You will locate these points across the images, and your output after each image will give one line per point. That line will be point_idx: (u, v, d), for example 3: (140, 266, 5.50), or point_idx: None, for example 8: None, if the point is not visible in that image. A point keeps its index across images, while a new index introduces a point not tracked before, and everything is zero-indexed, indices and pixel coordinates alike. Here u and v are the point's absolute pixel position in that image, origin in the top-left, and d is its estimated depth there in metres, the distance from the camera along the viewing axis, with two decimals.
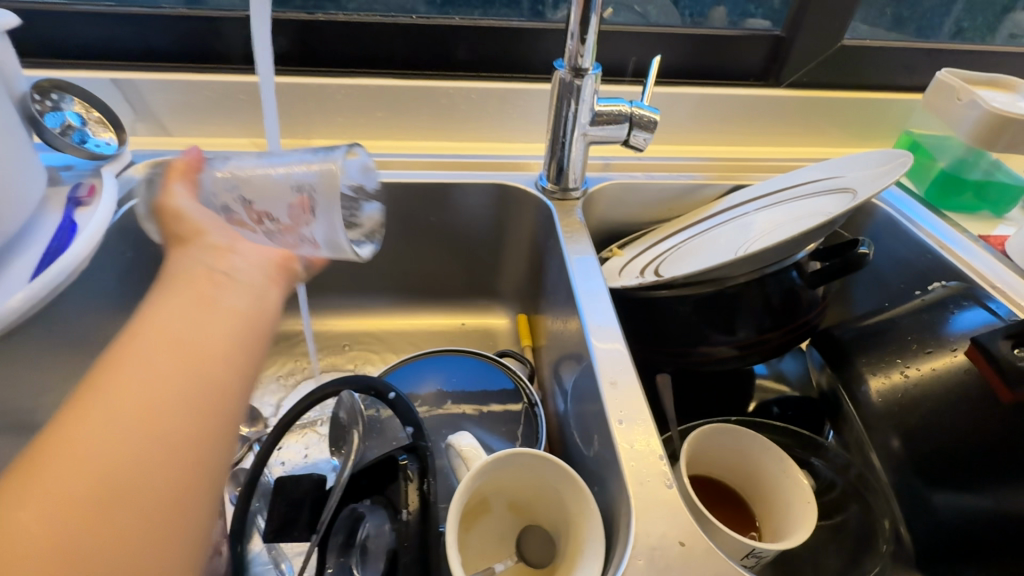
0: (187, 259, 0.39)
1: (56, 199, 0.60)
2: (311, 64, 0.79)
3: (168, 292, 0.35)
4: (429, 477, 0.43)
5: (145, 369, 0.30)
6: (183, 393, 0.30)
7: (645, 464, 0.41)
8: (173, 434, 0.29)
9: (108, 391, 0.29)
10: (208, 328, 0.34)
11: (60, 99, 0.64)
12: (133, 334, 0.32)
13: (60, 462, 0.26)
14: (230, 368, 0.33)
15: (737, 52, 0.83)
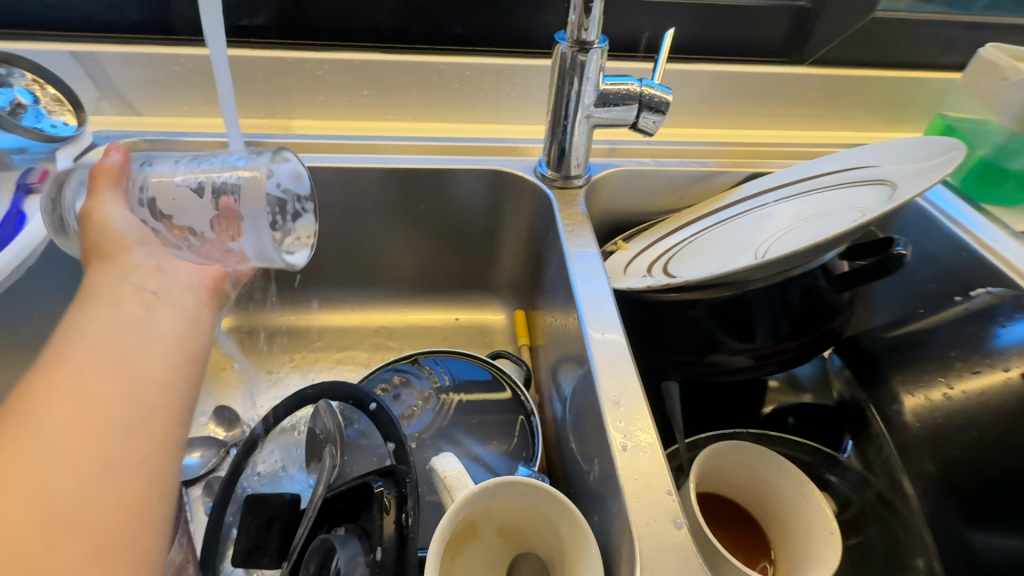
0: (112, 276, 0.39)
1: (4, 186, 0.54)
2: (290, 36, 0.72)
3: (88, 316, 0.35)
4: (407, 507, 0.38)
5: (73, 397, 0.31)
6: (119, 419, 0.31)
7: (652, 501, 0.36)
8: (117, 459, 0.30)
9: (35, 427, 0.29)
10: (139, 351, 0.35)
11: (9, 74, 0.58)
12: (54, 364, 0.32)
13: (5, 503, 0.27)
14: (166, 391, 0.34)
15: (757, 25, 0.75)
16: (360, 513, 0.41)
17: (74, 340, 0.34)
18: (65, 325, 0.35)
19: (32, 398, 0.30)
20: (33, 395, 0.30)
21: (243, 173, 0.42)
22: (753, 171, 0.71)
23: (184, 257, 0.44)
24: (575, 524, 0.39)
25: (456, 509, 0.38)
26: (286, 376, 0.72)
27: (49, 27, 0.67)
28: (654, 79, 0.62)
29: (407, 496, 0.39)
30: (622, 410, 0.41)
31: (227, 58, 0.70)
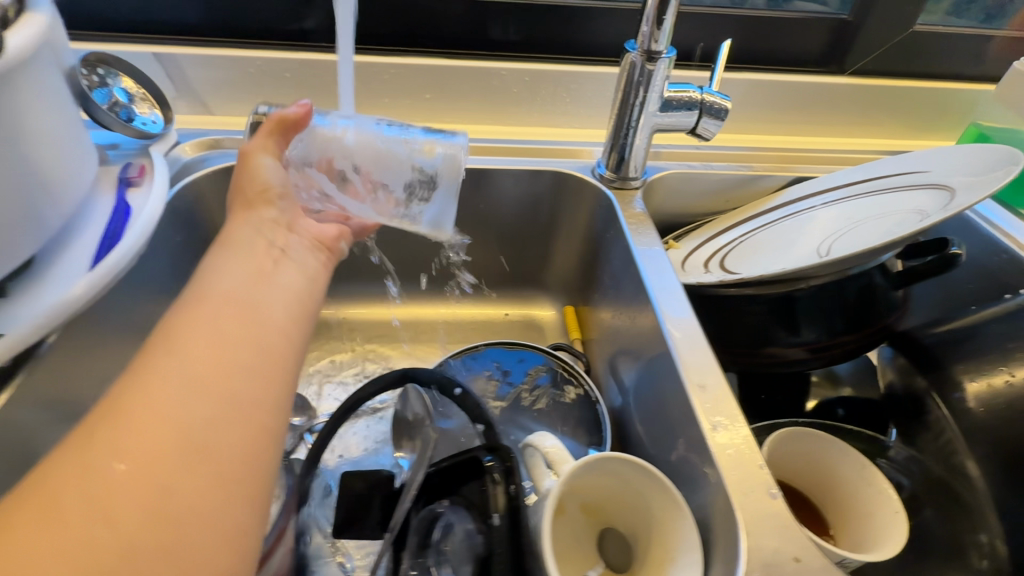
0: (246, 232, 0.41)
1: (107, 180, 0.57)
2: (359, 41, 0.76)
3: (226, 260, 0.38)
4: (515, 479, 0.41)
5: (212, 329, 0.32)
6: (248, 347, 0.32)
7: (749, 474, 0.39)
8: (237, 389, 0.30)
9: (183, 338, 0.31)
10: (267, 294, 0.36)
11: (108, 75, 0.61)
12: (199, 291, 0.34)
13: (144, 403, 0.27)
14: (284, 333, 0.35)
15: (801, 36, 0.79)
16: (465, 486, 0.44)
17: (214, 275, 0.36)
18: (207, 265, 0.38)
19: (179, 317, 0.32)
20: (182, 314, 0.32)
21: (441, 151, 0.50)
22: (797, 176, 0.76)
23: (364, 209, 0.52)
24: (666, 492, 0.42)
25: (563, 480, 0.41)
26: (349, 366, 0.75)
27: (134, 29, 0.71)
28: (707, 85, 0.64)
29: (514, 469, 0.42)
30: (710, 395, 0.44)
31: (300, 61, 0.73)
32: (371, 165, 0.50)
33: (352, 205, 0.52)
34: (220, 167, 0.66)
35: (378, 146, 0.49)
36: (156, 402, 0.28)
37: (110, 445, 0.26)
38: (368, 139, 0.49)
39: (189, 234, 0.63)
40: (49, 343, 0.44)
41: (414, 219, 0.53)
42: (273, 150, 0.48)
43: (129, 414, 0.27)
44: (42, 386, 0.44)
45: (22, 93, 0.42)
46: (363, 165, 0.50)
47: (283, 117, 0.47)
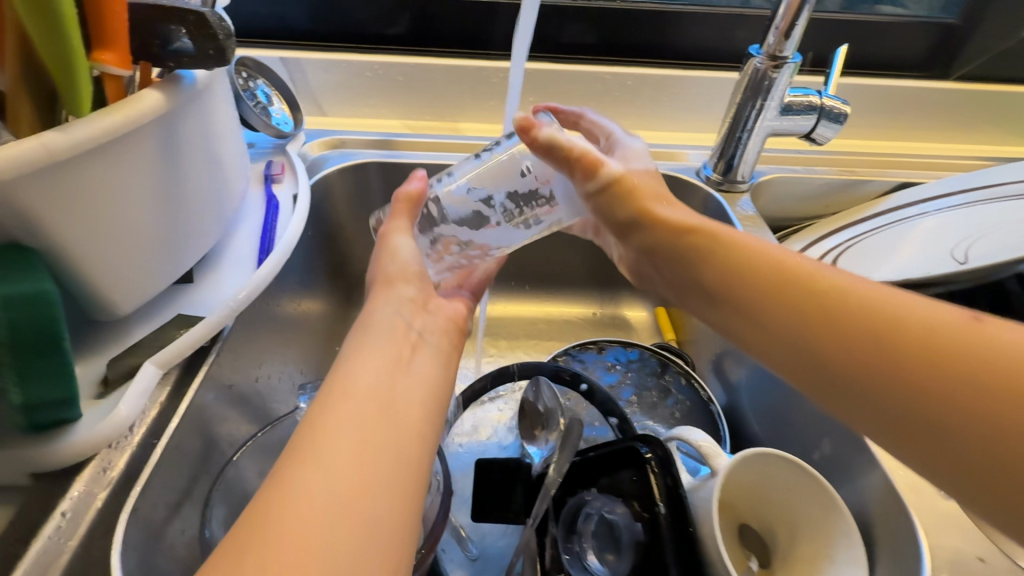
0: (382, 313, 0.39)
1: (254, 176, 0.61)
2: (468, 46, 0.79)
3: (363, 347, 0.36)
4: (671, 471, 0.44)
5: (355, 430, 0.30)
6: (387, 456, 0.30)
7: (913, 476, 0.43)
8: (371, 506, 0.28)
9: (327, 441, 0.29)
10: (406, 392, 0.34)
11: (251, 78, 0.66)
12: (341, 385, 0.32)
13: (283, 516, 0.26)
14: (416, 441, 0.32)
15: (908, 41, 0.78)
16: (618, 476, 0.46)
17: (355, 364, 0.34)
18: (348, 349, 0.36)
19: (324, 410, 0.31)
20: (329, 408, 0.31)
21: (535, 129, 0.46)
22: (902, 181, 0.75)
23: (509, 233, 0.47)
24: (809, 476, 0.42)
25: (725, 469, 0.42)
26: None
27: (263, 35, 0.76)
28: (823, 89, 0.65)
29: (672, 462, 0.44)
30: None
31: (413, 65, 0.76)
32: (491, 189, 0.45)
33: (496, 238, 0.47)
34: (346, 165, 0.69)
35: (489, 168, 0.45)
36: (299, 516, 0.26)
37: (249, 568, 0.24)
38: (475, 171, 0.45)
39: (317, 229, 0.67)
40: (228, 328, 0.47)
41: (551, 207, 0.47)
42: (409, 229, 0.45)
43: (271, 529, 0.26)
44: (225, 366, 0.47)
45: (219, 96, 0.46)
46: (485, 193, 0.45)
47: (405, 198, 0.45)
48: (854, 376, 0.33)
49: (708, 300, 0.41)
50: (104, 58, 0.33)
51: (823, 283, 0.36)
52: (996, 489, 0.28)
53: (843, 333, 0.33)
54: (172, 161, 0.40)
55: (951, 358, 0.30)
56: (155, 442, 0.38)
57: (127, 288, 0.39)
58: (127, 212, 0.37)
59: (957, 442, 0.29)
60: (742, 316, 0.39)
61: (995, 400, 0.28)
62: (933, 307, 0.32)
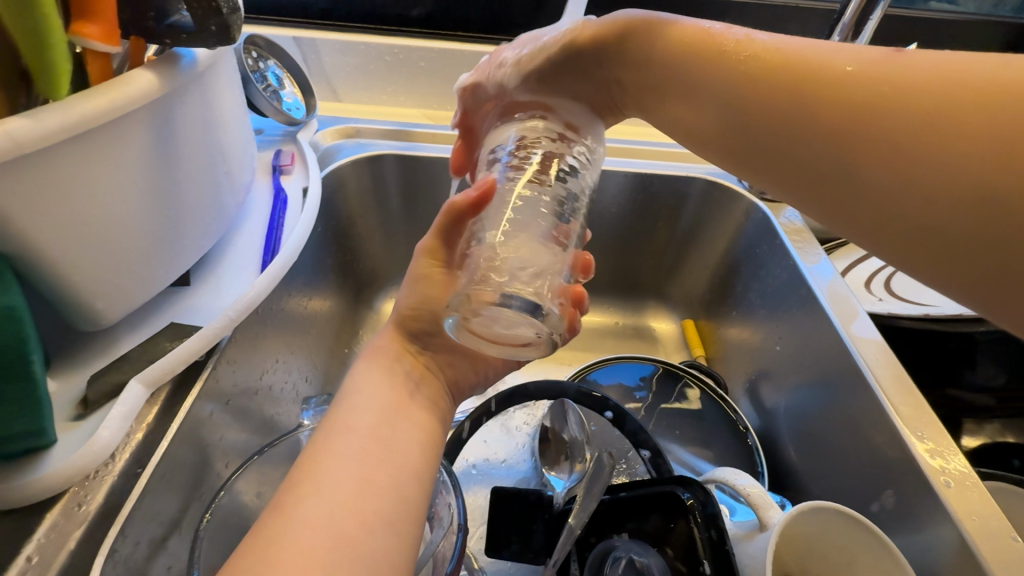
0: (361, 372, 0.38)
1: (261, 167, 0.56)
2: (495, 31, 0.73)
3: (344, 404, 0.35)
4: (717, 523, 0.39)
5: (352, 450, 0.32)
6: (364, 506, 0.30)
7: (1003, 547, 0.37)
8: (348, 546, 0.28)
9: (309, 496, 0.30)
10: (392, 436, 0.34)
11: (260, 58, 0.61)
12: (349, 412, 0.35)
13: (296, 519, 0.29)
14: (392, 474, 0.32)
15: (976, 42, 0.72)
16: (653, 524, 0.41)
17: (335, 424, 0.34)
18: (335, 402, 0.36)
19: (306, 472, 0.31)
20: (310, 467, 0.31)
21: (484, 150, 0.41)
22: None
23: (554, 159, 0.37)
24: (872, 535, 0.37)
25: (780, 526, 0.37)
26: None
27: (277, 12, 0.71)
28: None
29: (717, 510, 0.39)
30: (933, 448, 0.42)
31: (436, 50, 0.71)
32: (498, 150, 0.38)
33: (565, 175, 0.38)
34: (361, 157, 0.64)
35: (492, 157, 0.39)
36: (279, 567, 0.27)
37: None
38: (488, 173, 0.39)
39: (327, 225, 0.62)
40: (227, 339, 0.43)
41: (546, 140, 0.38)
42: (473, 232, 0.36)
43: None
44: (222, 380, 0.43)
45: (223, 78, 0.41)
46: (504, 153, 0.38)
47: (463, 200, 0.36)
48: (810, 134, 0.29)
49: (658, 98, 0.37)
50: (87, 31, 0.28)
51: (757, 71, 0.32)
52: (914, 233, 0.27)
53: (792, 124, 0.30)
54: (168, 155, 0.35)
55: (898, 129, 0.26)
56: (139, 473, 0.34)
57: (114, 295, 0.35)
58: (114, 212, 0.32)
59: (922, 205, 0.26)
60: (681, 95, 0.36)
61: (934, 120, 0.25)
62: (898, 66, 0.28)
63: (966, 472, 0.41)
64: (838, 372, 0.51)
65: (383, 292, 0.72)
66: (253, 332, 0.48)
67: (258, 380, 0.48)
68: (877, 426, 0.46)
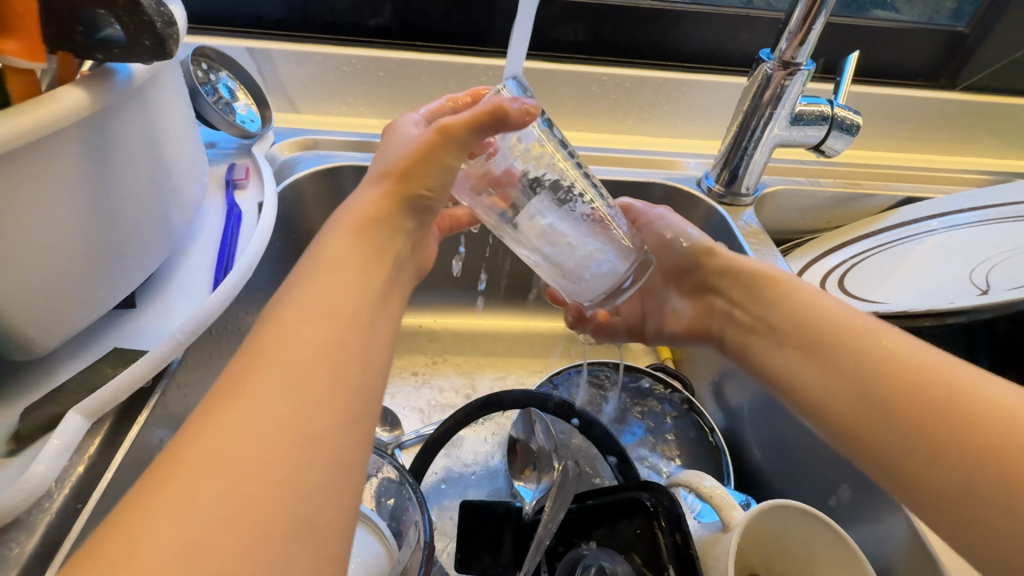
0: (331, 245, 0.31)
1: (213, 182, 0.55)
2: (453, 40, 0.73)
3: (307, 275, 0.28)
4: (681, 527, 0.39)
5: (304, 335, 0.25)
6: (330, 389, 0.24)
7: None
8: (310, 428, 0.23)
9: (259, 377, 0.23)
10: (368, 323, 0.28)
11: (212, 70, 0.59)
12: (312, 288, 0.28)
13: (238, 404, 0.22)
14: (363, 364, 0.26)
15: (915, 49, 0.75)
16: (619, 530, 0.41)
17: (296, 298, 0.27)
18: (291, 276, 0.29)
19: (255, 348, 0.25)
20: (261, 343, 0.25)
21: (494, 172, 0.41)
22: (907, 196, 0.71)
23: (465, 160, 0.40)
24: (829, 529, 0.37)
25: (741, 525, 0.37)
26: (431, 379, 0.67)
27: (228, 23, 0.69)
28: (833, 96, 0.61)
29: (682, 513, 0.40)
30: None
31: (395, 60, 0.70)
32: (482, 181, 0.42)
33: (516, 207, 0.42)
34: (319, 168, 0.63)
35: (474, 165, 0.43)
36: (223, 449, 0.21)
37: (163, 513, 0.19)
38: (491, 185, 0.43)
39: (286, 238, 0.60)
40: (177, 361, 0.41)
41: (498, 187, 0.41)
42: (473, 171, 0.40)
43: (183, 466, 0.20)
44: (172, 404, 0.41)
45: (166, 92, 0.40)
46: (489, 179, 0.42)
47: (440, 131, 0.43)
48: (937, 435, 0.30)
49: (775, 340, 0.41)
50: (5, 47, 0.27)
51: (851, 325, 0.37)
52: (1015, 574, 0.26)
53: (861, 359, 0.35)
54: (105, 172, 0.34)
55: (934, 413, 0.31)
56: (81, 508, 0.33)
57: (47, 320, 0.33)
58: (43, 234, 0.31)
59: (934, 468, 0.30)
60: (806, 356, 0.38)
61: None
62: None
63: None
64: None
65: None
66: (207, 354, 0.46)
67: None
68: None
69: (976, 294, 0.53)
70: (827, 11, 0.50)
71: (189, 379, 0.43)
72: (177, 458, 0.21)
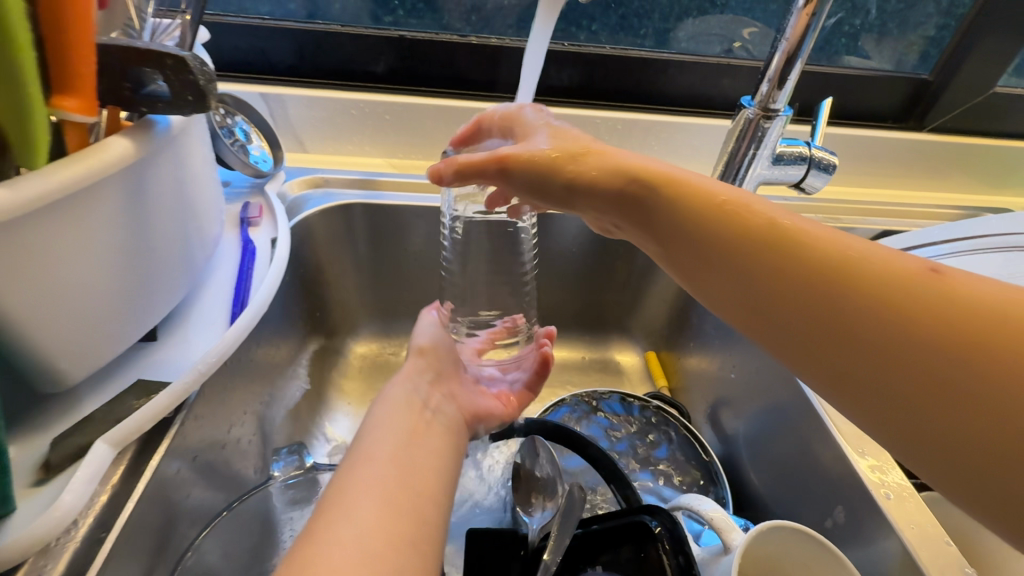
0: (387, 404, 0.40)
1: (229, 219, 0.57)
2: (454, 85, 0.77)
3: (375, 427, 0.37)
4: (683, 550, 0.40)
5: (376, 468, 0.33)
6: (404, 509, 0.31)
7: (943, 556, 0.41)
8: (394, 537, 0.29)
9: (352, 501, 0.30)
10: (419, 455, 0.36)
11: (229, 114, 0.63)
12: (375, 436, 0.36)
13: (334, 523, 0.29)
14: (418, 483, 0.34)
15: (884, 94, 0.81)
16: (623, 557, 0.42)
17: (370, 444, 0.36)
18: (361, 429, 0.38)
19: (346, 485, 0.32)
20: (350, 478, 0.32)
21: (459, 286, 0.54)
22: (884, 229, 0.75)
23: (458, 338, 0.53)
24: (825, 549, 0.39)
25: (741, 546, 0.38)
26: None
27: (244, 69, 0.74)
28: (809, 138, 0.66)
29: (684, 536, 0.41)
30: (875, 463, 0.46)
31: (400, 104, 0.74)
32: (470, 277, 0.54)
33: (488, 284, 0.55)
34: (328, 207, 0.66)
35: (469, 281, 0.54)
36: (336, 555, 0.27)
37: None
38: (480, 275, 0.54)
39: (295, 273, 0.63)
40: (194, 394, 0.42)
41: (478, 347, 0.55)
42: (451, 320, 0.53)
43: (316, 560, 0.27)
44: (189, 436, 0.42)
45: (196, 140, 0.42)
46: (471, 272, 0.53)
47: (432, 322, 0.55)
48: (891, 353, 0.27)
49: (695, 254, 0.34)
50: (66, 104, 0.30)
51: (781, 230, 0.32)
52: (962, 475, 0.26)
53: (852, 326, 0.28)
54: (141, 214, 0.36)
55: (918, 316, 0.27)
56: (104, 537, 0.34)
57: (79, 355, 0.35)
58: (85, 271, 0.33)
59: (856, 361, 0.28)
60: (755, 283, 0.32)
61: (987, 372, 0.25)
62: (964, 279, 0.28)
63: (904, 484, 0.45)
64: (789, 397, 0.55)
65: (349, 338, 0.72)
66: (222, 387, 0.47)
67: (226, 433, 0.48)
68: (825, 446, 0.49)
69: None
70: (801, 61, 0.55)
71: (207, 410, 0.45)
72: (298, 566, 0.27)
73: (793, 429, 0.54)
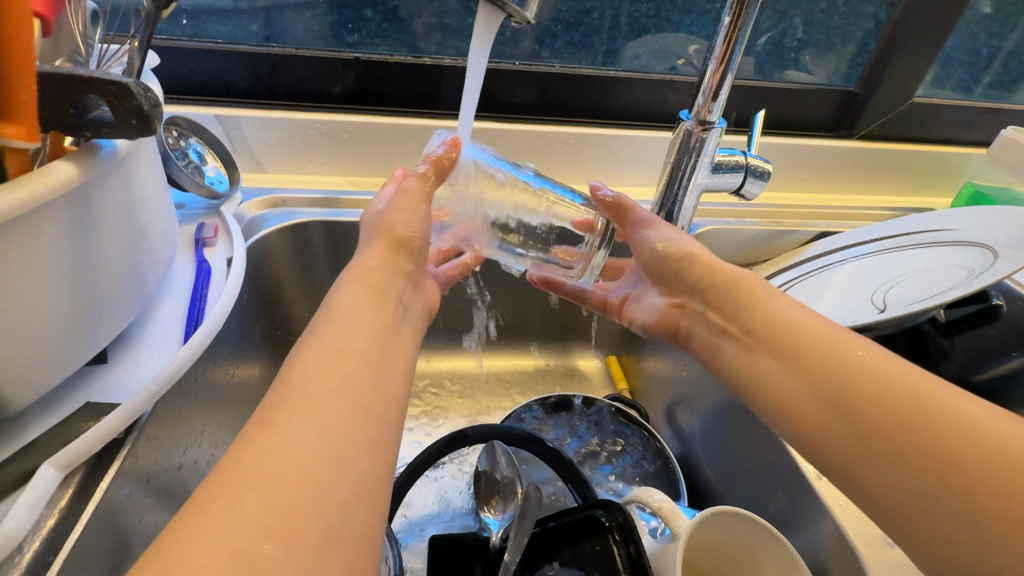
0: (346, 296, 0.37)
1: (183, 241, 0.57)
2: (410, 104, 0.79)
3: (335, 319, 0.35)
4: (632, 539, 0.43)
5: (325, 371, 0.30)
6: (351, 420, 0.29)
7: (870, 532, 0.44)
8: (337, 451, 0.27)
9: (296, 405, 0.28)
10: (381, 357, 0.34)
11: (181, 137, 0.64)
12: (333, 326, 0.34)
13: (269, 431, 0.27)
14: (375, 391, 0.31)
15: (816, 105, 0.87)
16: (578, 551, 0.44)
17: (323, 336, 0.33)
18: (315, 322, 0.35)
19: (291, 386, 0.29)
20: (294, 378, 0.30)
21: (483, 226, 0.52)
22: (821, 231, 0.80)
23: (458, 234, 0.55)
24: (767, 532, 0.41)
25: (688, 531, 0.40)
26: None
27: (199, 92, 0.74)
28: (746, 147, 0.70)
29: (633, 527, 0.43)
30: None
31: (356, 123, 0.76)
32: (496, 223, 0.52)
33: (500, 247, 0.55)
34: (285, 226, 0.67)
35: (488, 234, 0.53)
36: (269, 466, 0.25)
37: (221, 521, 0.23)
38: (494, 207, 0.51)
39: (253, 292, 0.63)
40: (147, 414, 0.43)
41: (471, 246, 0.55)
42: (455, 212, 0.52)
43: (243, 471, 0.25)
44: (142, 457, 0.42)
45: (145, 162, 0.43)
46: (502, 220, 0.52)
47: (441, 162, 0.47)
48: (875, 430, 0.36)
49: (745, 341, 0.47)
50: (7, 131, 0.30)
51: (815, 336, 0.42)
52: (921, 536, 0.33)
53: (860, 411, 0.37)
54: (88, 235, 0.36)
55: (895, 409, 0.36)
56: (51, 561, 0.34)
57: (24, 377, 0.35)
58: (29, 294, 0.33)
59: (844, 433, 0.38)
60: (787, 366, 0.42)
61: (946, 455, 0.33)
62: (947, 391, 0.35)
63: None
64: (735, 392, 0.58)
65: None
66: (177, 408, 0.47)
67: (183, 454, 0.48)
68: (766, 437, 0.52)
69: (878, 312, 0.60)
70: (731, 74, 0.59)
71: (161, 432, 0.45)
72: (224, 474, 0.25)
73: (738, 423, 0.57)
